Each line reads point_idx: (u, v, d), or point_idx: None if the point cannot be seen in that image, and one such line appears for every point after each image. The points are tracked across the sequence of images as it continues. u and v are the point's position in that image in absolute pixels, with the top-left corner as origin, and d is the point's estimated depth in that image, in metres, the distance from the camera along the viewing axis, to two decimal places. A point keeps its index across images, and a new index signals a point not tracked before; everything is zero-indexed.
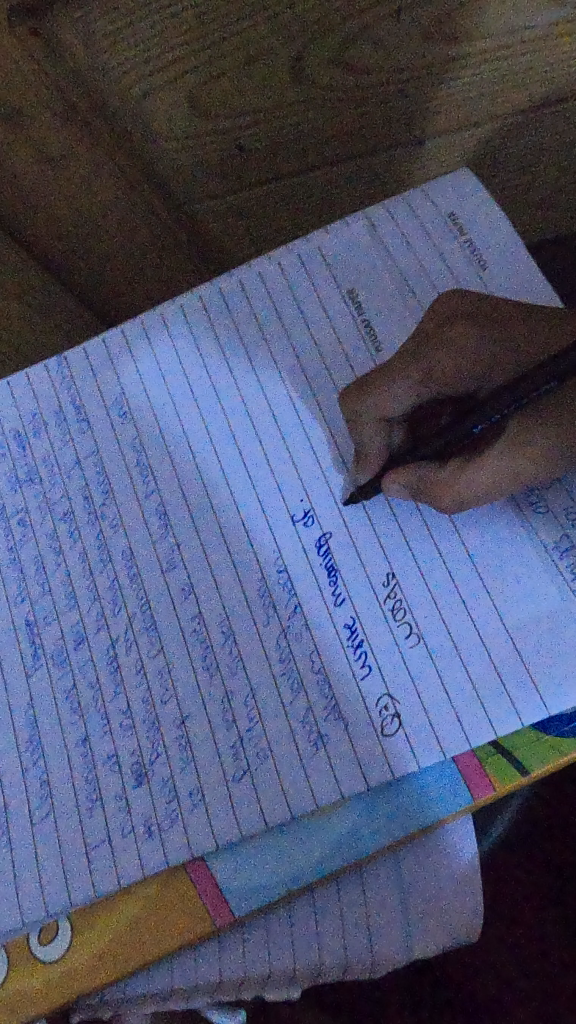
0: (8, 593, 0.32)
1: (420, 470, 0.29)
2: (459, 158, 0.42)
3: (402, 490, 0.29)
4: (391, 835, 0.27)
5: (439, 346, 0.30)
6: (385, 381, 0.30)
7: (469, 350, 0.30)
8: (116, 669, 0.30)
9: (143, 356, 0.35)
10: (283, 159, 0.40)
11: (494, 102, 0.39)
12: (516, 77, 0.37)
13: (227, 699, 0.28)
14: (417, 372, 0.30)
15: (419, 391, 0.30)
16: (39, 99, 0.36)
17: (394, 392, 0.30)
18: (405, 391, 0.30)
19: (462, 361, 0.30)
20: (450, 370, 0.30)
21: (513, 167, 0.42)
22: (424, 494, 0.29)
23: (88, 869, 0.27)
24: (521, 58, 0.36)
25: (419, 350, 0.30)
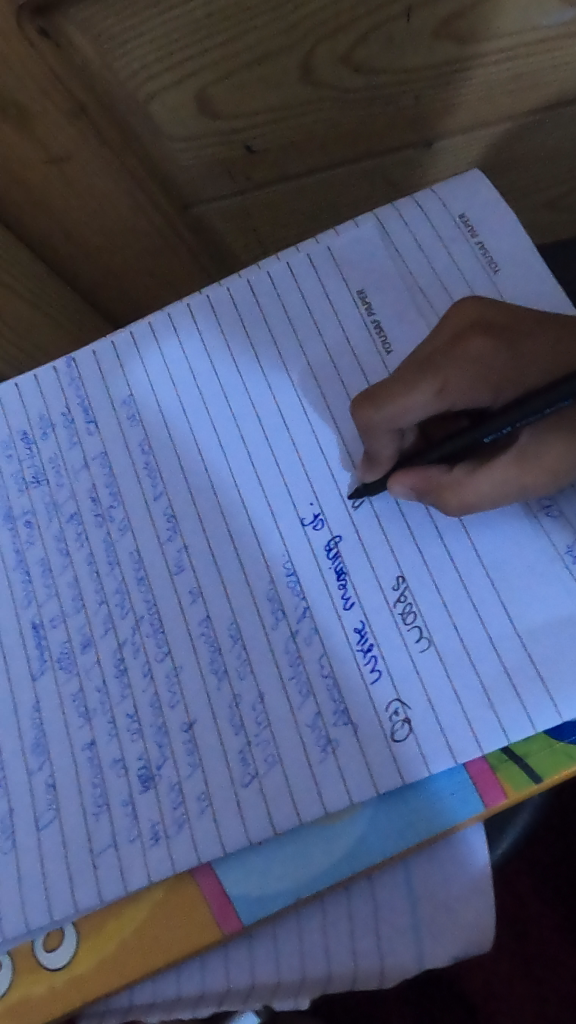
0: (15, 596, 0.32)
1: (426, 470, 0.29)
2: (460, 158, 0.45)
3: (407, 490, 0.29)
4: (402, 844, 0.26)
5: (456, 358, 0.28)
6: (402, 393, 0.28)
7: (486, 364, 0.28)
8: (123, 673, 0.29)
9: (151, 357, 0.35)
10: (292, 155, 0.42)
11: (496, 95, 0.40)
12: (516, 77, 0.39)
13: (235, 704, 0.28)
14: (433, 385, 0.28)
15: (434, 405, 0.28)
16: (52, 104, 0.36)
17: (410, 405, 0.28)
18: (421, 404, 0.28)
19: (479, 376, 0.28)
20: (467, 384, 0.28)
21: (507, 157, 0.46)
22: (430, 494, 0.29)
23: (94, 875, 0.27)
24: (522, 60, 0.38)
25: (435, 363, 0.28)
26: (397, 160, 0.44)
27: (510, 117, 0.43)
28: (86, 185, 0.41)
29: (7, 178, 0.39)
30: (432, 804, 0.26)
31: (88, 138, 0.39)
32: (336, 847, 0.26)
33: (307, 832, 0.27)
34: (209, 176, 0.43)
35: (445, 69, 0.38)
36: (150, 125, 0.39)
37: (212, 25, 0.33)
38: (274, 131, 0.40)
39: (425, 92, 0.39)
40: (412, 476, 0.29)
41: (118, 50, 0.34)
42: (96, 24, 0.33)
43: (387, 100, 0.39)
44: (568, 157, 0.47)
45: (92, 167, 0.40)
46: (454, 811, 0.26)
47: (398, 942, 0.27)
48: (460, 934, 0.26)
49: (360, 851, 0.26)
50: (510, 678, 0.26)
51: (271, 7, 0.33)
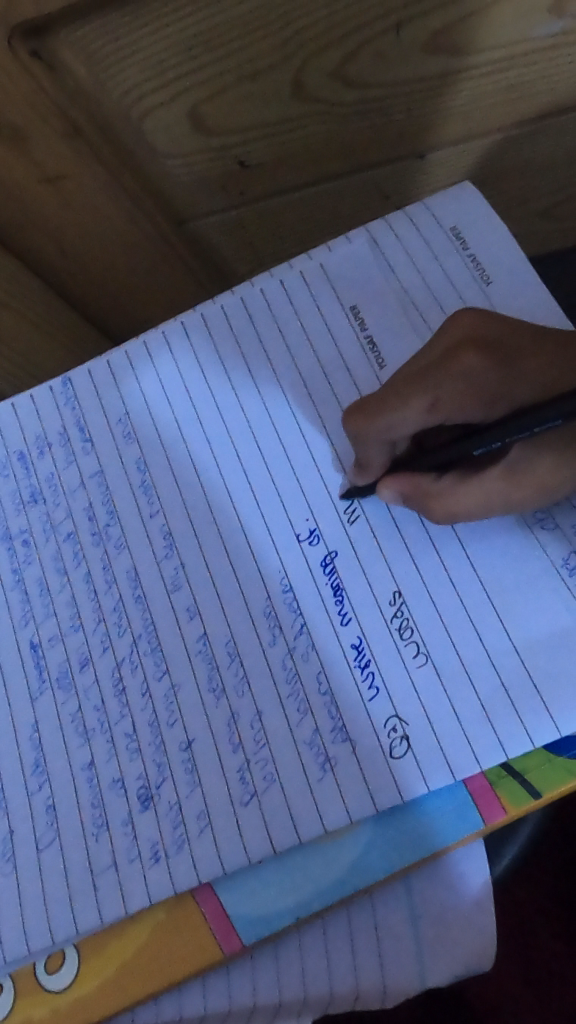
0: (13, 617, 0.32)
1: (415, 479, 0.29)
2: (454, 171, 0.45)
3: (394, 495, 0.29)
4: (402, 861, 0.26)
5: (449, 373, 0.28)
6: (396, 405, 0.28)
7: (479, 380, 0.28)
8: (121, 693, 0.29)
9: (147, 375, 0.35)
10: (285, 169, 0.42)
11: (488, 105, 0.41)
12: (507, 87, 0.40)
13: (233, 722, 0.28)
14: (426, 400, 0.28)
15: (426, 419, 0.29)
16: (44, 124, 0.36)
17: (403, 417, 0.28)
18: (413, 418, 0.28)
19: (472, 392, 0.28)
20: (459, 400, 0.28)
21: (500, 168, 0.46)
22: (415, 500, 0.29)
23: (95, 897, 0.27)
24: (513, 68, 0.38)
25: (428, 375, 0.28)
26: (390, 171, 0.44)
27: (501, 126, 0.43)
28: (81, 203, 0.42)
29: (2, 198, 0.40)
30: (430, 820, 0.26)
31: (82, 157, 0.39)
32: (337, 864, 0.26)
33: (307, 851, 0.27)
34: (203, 191, 0.43)
35: (436, 80, 0.38)
36: (143, 142, 0.39)
37: (203, 44, 0.34)
38: (267, 145, 0.40)
39: (417, 104, 0.39)
40: (400, 482, 0.29)
41: (110, 70, 0.34)
42: (88, 45, 0.33)
43: (378, 112, 0.39)
44: (560, 164, 0.47)
45: (87, 185, 0.41)
46: (454, 827, 0.26)
47: (399, 959, 0.27)
48: (461, 951, 0.26)
49: (361, 868, 0.26)
50: (508, 693, 0.26)
51: (261, 24, 0.33)
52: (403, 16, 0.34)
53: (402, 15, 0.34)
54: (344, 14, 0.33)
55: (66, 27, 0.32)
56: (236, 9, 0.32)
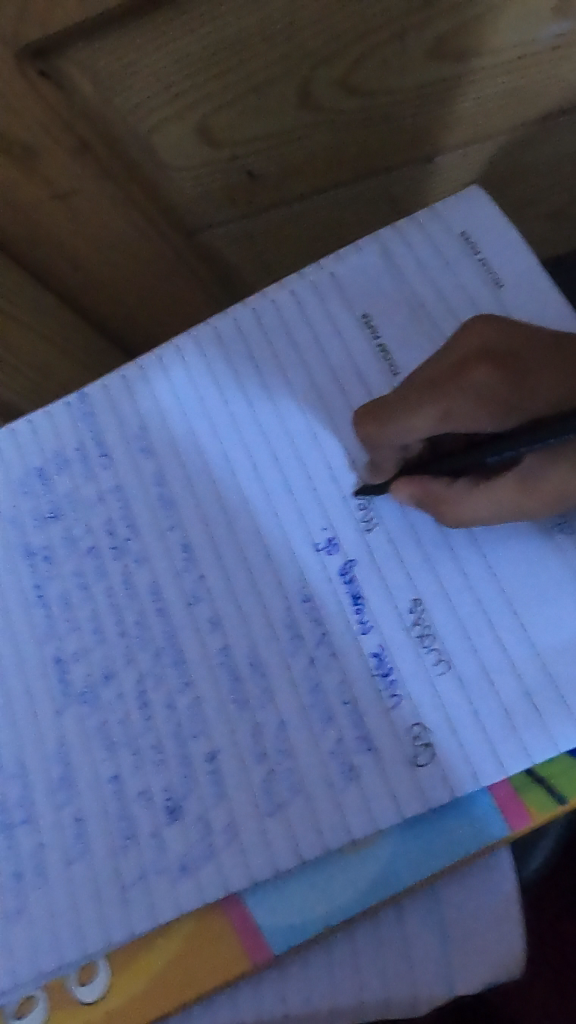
0: (37, 632, 0.33)
1: (430, 483, 0.29)
2: (463, 174, 0.45)
3: (411, 497, 0.30)
4: (428, 869, 0.26)
5: (460, 385, 0.28)
6: (405, 413, 0.29)
7: (491, 392, 0.28)
8: (145, 706, 0.30)
9: (162, 388, 0.35)
10: (293, 178, 0.43)
11: (495, 107, 0.40)
12: (514, 89, 0.39)
13: (256, 732, 0.28)
14: (436, 411, 0.28)
15: (437, 427, 0.29)
16: (54, 142, 0.37)
17: (412, 425, 0.29)
18: (422, 426, 0.29)
19: (483, 405, 0.28)
20: (471, 412, 0.28)
21: (508, 170, 0.46)
22: (430, 504, 0.29)
23: (125, 909, 0.27)
24: (519, 71, 0.38)
25: (441, 386, 0.28)
26: (397, 177, 0.44)
27: (508, 127, 0.42)
28: (91, 219, 0.42)
29: (14, 217, 0.40)
30: (455, 828, 0.26)
31: (92, 174, 0.39)
32: (363, 873, 0.26)
33: (334, 860, 0.27)
34: (212, 203, 0.44)
35: (441, 85, 0.38)
36: (152, 157, 0.39)
37: (208, 58, 0.34)
38: (275, 155, 0.41)
39: (422, 109, 0.39)
40: (413, 483, 0.29)
41: (117, 87, 0.35)
42: (95, 64, 0.33)
43: (385, 119, 0.39)
44: (570, 163, 0.47)
45: (97, 200, 0.41)
46: (479, 834, 0.26)
47: (429, 966, 0.26)
48: (490, 959, 0.26)
49: (387, 875, 0.26)
50: (531, 699, 0.26)
51: (266, 36, 0.33)
52: (407, 24, 0.34)
53: (405, 22, 0.34)
54: (347, 23, 0.33)
55: (73, 48, 0.32)
56: (241, 23, 0.32)
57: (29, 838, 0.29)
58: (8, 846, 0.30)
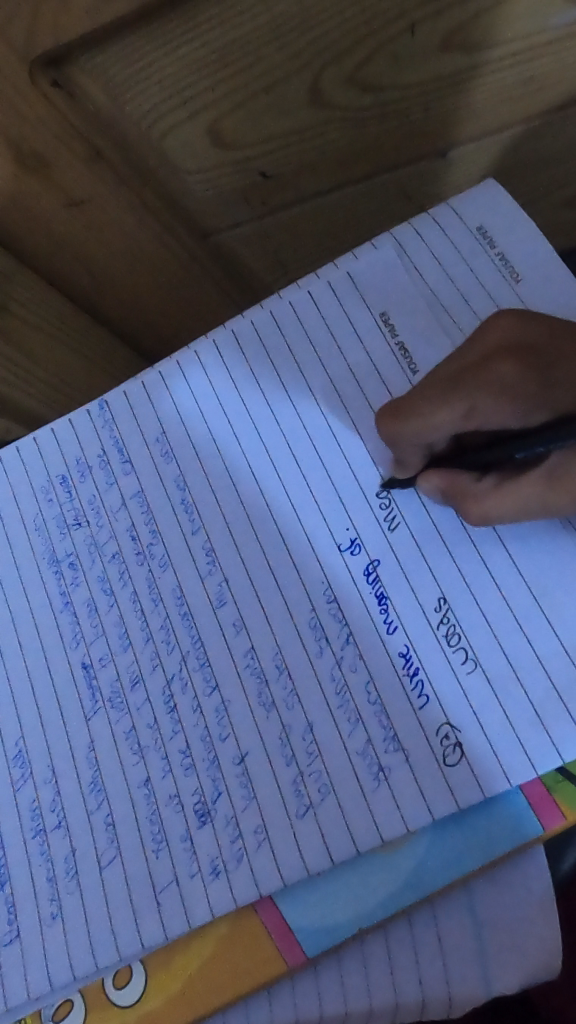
0: (64, 638, 0.33)
1: (454, 476, 0.29)
2: (477, 167, 0.45)
3: (433, 491, 0.30)
4: (462, 869, 0.26)
5: (483, 380, 0.28)
6: (428, 408, 0.28)
7: (515, 387, 0.28)
8: (173, 710, 0.30)
9: (182, 393, 0.35)
10: (306, 177, 0.42)
11: (507, 98, 0.40)
12: (528, 78, 0.39)
13: (285, 735, 0.28)
14: (459, 407, 0.28)
15: (459, 424, 0.28)
16: (66, 149, 0.37)
17: (435, 421, 0.28)
18: (446, 423, 0.28)
19: (507, 400, 0.28)
20: (495, 408, 0.28)
21: (524, 161, 0.46)
22: (453, 497, 0.29)
23: (158, 912, 0.28)
24: (532, 60, 0.38)
25: (464, 380, 0.28)
26: (411, 172, 0.44)
27: (523, 117, 0.42)
28: (106, 225, 0.42)
29: (30, 226, 0.41)
30: (486, 827, 0.26)
31: (105, 180, 0.40)
32: (396, 874, 0.26)
33: (365, 862, 0.27)
34: (227, 204, 0.44)
35: (452, 78, 0.38)
36: (165, 162, 0.40)
37: (219, 61, 0.34)
38: (287, 155, 0.41)
39: (434, 102, 0.39)
40: (438, 478, 0.29)
41: (129, 93, 0.35)
42: (107, 71, 0.34)
43: (397, 114, 0.39)
44: None
45: (112, 206, 0.41)
46: (512, 833, 0.26)
47: (464, 968, 0.26)
48: (527, 959, 0.26)
49: (418, 876, 0.26)
50: (560, 696, 0.26)
51: (275, 36, 0.33)
52: (417, 17, 0.34)
53: (415, 16, 0.34)
54: (356, 19, 0.33)
55: (84, 56, 0.32)
56: (250, 24, 0.32)
57: (62, 842, 0.30)
58: (42, 850, 0.30)
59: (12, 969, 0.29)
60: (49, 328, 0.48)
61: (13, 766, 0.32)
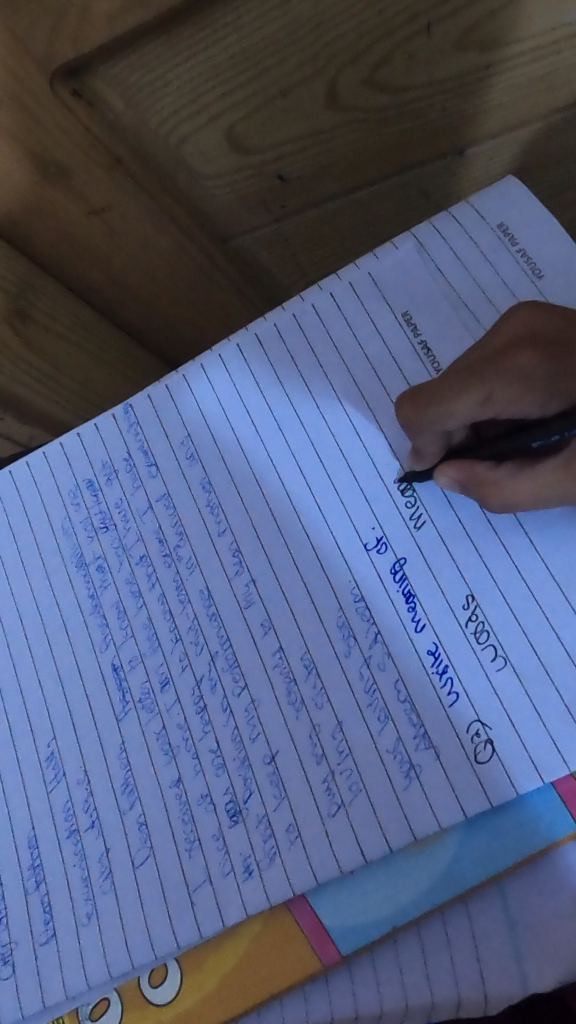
0: (94, 640, 0.33)
1: (473, 465, 0.29)
2: (502, 167, 0.44)
3: (451, 482, 0.29)
4: (496, 866, 0.26)
5: (502, 369, 0.28)
6: (445, 396, 0.28)
7: (534, 377, 0.28)
8: (203, 711, 0.30)
9: (206, 398, 0.35)
10: (324, 180, 0.43)
11: (530, 99, 0.39)
12: (551, 78, 0.38)
13: (315, 734, 0.28)
14: (478, 394, 0.28)
15: (478, 412, 0.28)
16: (86, 155, 0.38)
17: (452, 408, 0.28)
18: (465, 409, 0.28)
19: (526, 390, 0.28)
20: (513, 397, 0.28)
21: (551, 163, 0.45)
22: (472, 487, 0.29)
23: (192, 911, 0.28)
24: (555, 58, 0.37)
25: (481, 368, 0.28)
26: (428, 172, 0.43)
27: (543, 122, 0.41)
28: (125, 230, 0.43)
29: (52, 233, 0.42)
30: (522, 825, 0.26)
31: (124, 187, 0.41)
32: (429, 871, 0.26)
33: (398, 860, 0.27)
34: (245, 208, 0.44)
35: (470, 77, 0.37)
36: (183, 167, 0.40)
37: (234, 66, 0.34)
38: (304, 158, 0.41)
39: (452, 102, 0.39)
40: (456, 468, 0.29)
41: (147, 100, 0.35)
42: (125, 78, 0.34)
43: (414, 115, 0.39)
44: None
45: (131, 211, 0.42)
46: (547, 831, 0.26)
47: (499, 965, 0.26)
48: (562, 955, 0.26)
49: (455, 875, 0.26)
50: None
51: (292, 40, 0.33)
52: (433, 17, 0.34)
53: (432, 14, 0.33)
54: (371, 21, 0.33)
55: (103, 64, 0.33)
56: (265, 29, 0.33)
57: (96, 843, 0.30)
58: (76, 850, 0.30)
59: (50, 967, 0.29)
60: (65, 330, 0.49)
61: (46, 767, 0.32)
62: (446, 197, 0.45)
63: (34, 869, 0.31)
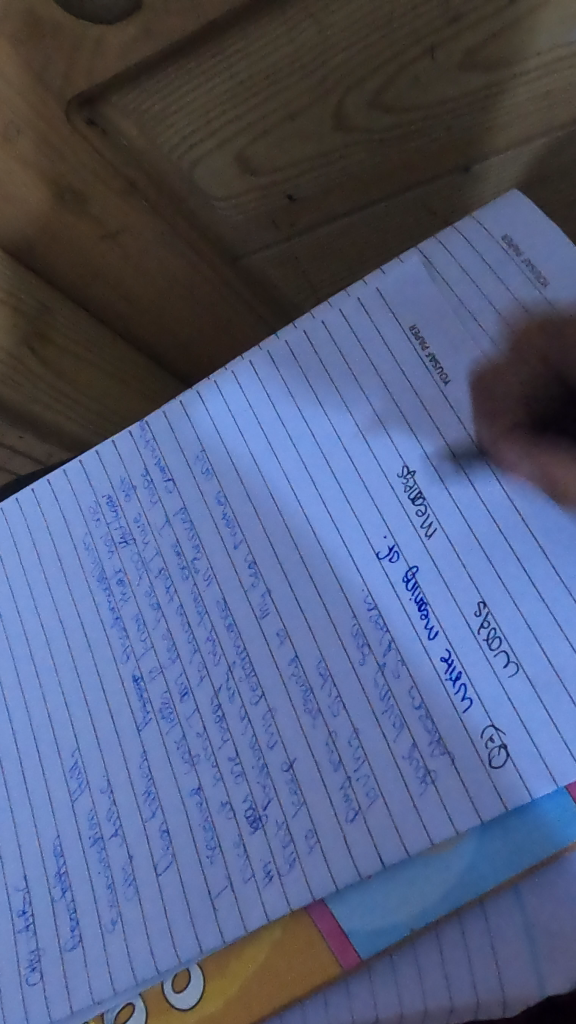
0: (115, 652, 0.34)
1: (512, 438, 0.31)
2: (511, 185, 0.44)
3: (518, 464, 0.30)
4: (510, 869, 0.26)
5: None
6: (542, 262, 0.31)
7: None
8: (221, 720, 0.31)
9: (220, 414, 0.36)
10: (335, 200, 0.43)
11: (539, 119, 0.40)
12: (560, 95, 0.38)
13: (331, 741, 0.29)
14: None
15: None
16: (100, 180, 0.39)
17: None
18: None
19: None
20: None
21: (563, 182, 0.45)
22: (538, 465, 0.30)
23: (214, 915, 0.28)
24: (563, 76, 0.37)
25: None
26: (435, 189, 0.44)
27: (553, 146, 0.42)
28: (139, 251, 0.45)
29: (68, 255, 0.43)
30: (533, 829, 0.26)
31: (138, 210, 0.42)
32: (446, 875, 0.27)
33: (415, 865, 0.27)
34: (256, 227, 0.45)
35: (475, 97, 0.38)
36: (196, 190, 0.41)
37: (244, 93, 0.35)
38: (313, 179, 0.42)
39: (457, 121, 0.39)
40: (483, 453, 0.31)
41: (160, 127, 0.37)
42: (139, 106, 0.35)
43: (420, 134, 0.39)
44: None
45: (145, 233, 0.44)
46: (561, 831, 0.26)
47: (517, 968, 0.26)
48: None
49: (470, 879, 0.26)
50: None
51: (298, 66, 0.35)
52: (436, 39, 0.34)
53: (434, 37, 0.34)
54: (376, 45, 0.34)
55: (117, 93, 0.34)
56: (274, 54, 0.34)
57: (119, 851, 0.31)
58: (100, 857, 0.31)
59: (76, 970, 0.30)
60: (82, 350, 0.50)
61: (70, 776, 0.33)
62: (458, 214, 0.46)
63: (60, 877, 0.32)
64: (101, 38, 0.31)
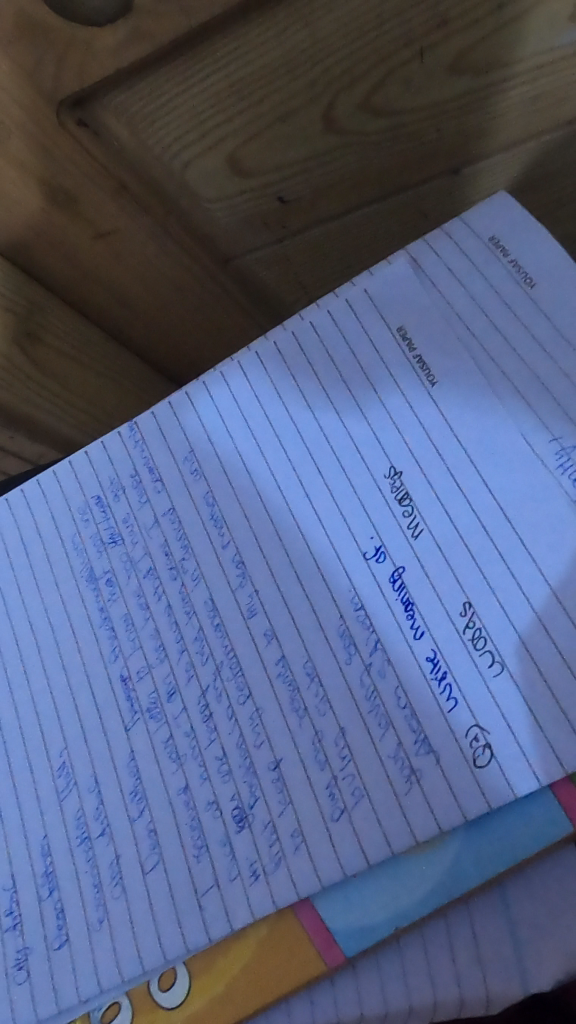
0: (103, 652, 0.34)
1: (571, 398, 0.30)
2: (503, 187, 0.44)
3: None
4: (495, 867, 0.26)
5: None
6: None
7: None
8: (209, 719, 0.31)
9: (210, 415, 0.36)
10: (326, 201, 0.44)
11: (529, 121, 0.40)
12: (550, 97, 0.38)
13: (317, 741, 0.29)
14: None
15: None
16: (91, 181, 0.39)
17: None
18: None
19: None
20: None
21: (554, 184, 0.45)
22: None
23: (200, 914, 0.28)
24: (553, 78, 0.37)
25: None
26: (425, 191, 0.44)
27: (542, 150, 0.42)
28: (130, 252, 0.45)
29: (59, 256, 0.43)
30: (517, 828, 0.26)
31: (129, 211, 0.42)
32: (431, 874, 0.27)
33: (400, 864, 0.27)
34: (247, 228, 0.45)
35: (463, 101, 0.38)
36: (187, 191, 0.41)
37: (234, 93, 0.35)
38: (304, 179, 0.42)
39: (447, 123, 0.39)
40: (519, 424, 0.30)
41: (151, 129, 0.37)
42: (129, 108, 0.35)
43: (410, 137, 0.40)
44: None
45: (136, 235, 0.44)
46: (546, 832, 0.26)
47: None
48: None
49: (454, 876, 0.26)
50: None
51: (288, 67, 0.35)
52: (426, 41, 0.34)
53: (424, 40, 0.34)
54: (366, 48, 0.34)
55: (107, 95, 0.34)
56: (264, 56, 0.34)
57: (107, 850, 0.31)
58: (87, 856, 0.31)
59: (63, 970, 0.30)
60: (73, 350, 0.50)
61: (58, 776, 0.33)
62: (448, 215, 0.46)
63: (47, 877, 0.32)
64: (92, 39, 0.31)
